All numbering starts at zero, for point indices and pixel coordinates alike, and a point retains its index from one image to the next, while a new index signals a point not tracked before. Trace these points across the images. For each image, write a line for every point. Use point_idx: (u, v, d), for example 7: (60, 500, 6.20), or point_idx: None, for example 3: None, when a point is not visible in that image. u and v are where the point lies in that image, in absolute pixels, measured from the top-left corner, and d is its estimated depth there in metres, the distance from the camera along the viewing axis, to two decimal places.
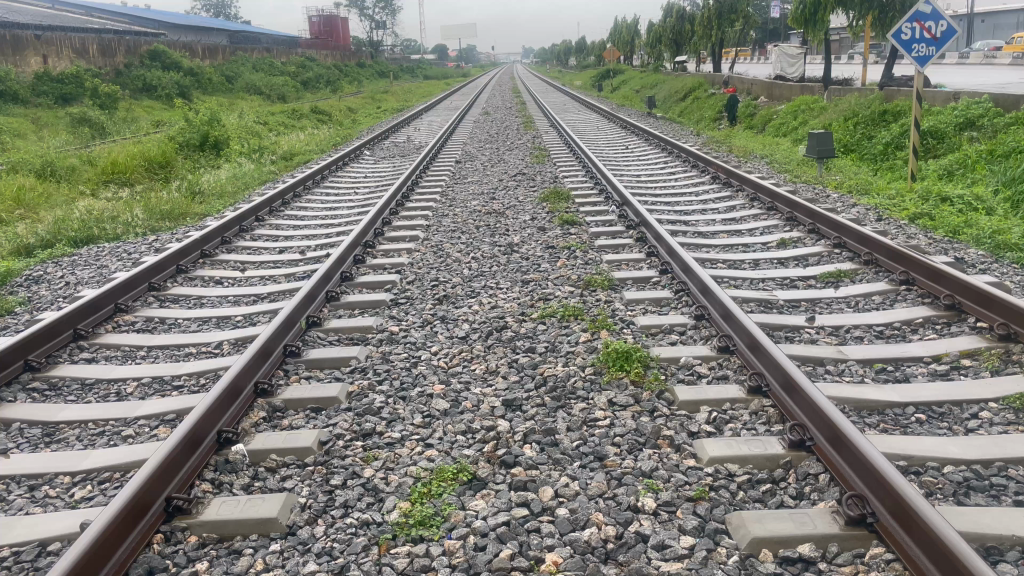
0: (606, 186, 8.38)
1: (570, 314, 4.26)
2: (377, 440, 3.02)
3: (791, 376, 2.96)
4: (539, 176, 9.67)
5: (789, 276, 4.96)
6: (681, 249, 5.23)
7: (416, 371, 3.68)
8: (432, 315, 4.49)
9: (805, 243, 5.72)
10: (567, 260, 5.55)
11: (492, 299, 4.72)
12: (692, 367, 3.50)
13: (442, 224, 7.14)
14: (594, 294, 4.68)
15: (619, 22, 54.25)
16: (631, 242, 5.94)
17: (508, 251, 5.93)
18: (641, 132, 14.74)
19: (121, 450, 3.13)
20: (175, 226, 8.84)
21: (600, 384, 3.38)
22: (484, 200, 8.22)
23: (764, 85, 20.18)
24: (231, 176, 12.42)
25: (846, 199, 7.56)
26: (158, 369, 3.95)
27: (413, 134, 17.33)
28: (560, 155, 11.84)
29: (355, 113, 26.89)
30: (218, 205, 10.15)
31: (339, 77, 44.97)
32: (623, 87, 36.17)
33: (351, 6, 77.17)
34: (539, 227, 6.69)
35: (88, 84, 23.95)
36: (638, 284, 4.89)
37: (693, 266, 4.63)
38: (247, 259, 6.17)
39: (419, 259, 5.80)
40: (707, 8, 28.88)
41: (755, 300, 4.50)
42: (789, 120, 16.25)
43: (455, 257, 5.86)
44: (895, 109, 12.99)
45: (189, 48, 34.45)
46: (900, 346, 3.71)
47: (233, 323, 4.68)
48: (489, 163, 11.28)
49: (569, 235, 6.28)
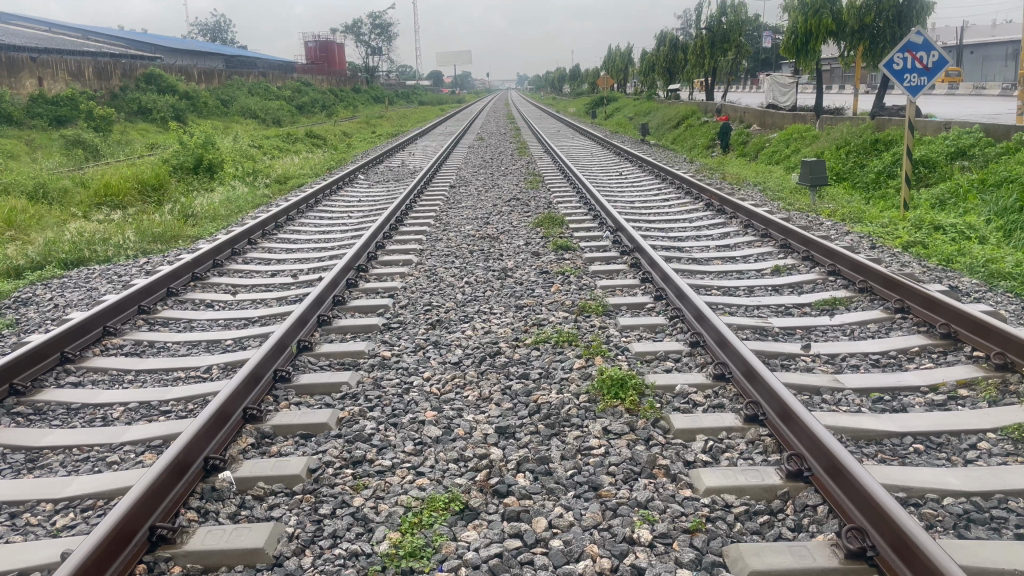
0: (600, 212, 8.39)
1: (565, 340, 4.22)
2: (367, 468, 2.96)
3: (789, 406, 2.93)
4: (533, 202, 9.67)
5: (784, 304, 4.94)
6: (675, 275, 5.21)
7: (408, 398, 3.62)
8: (425, 340, 4.45)
9: (799, 271, 5.71)
10: (562, 285, 5.52)
11: (485, 324, 4.68)
12: (687, 395, 3.46)
13: (436, 248, 7.12)
14: (587, 319, 4.65)
15: (613, 51, 54.83)
16: (625, 268, 5.92)
17: (502, 276, 5.90)
18: (635, 159, 14.81)
19: (105, 476, 3.06)
20: (166, 249, 8.81)
21: (595, 412, 3.33)
22: (478, 225, 8.21)
23: (757, 113, 20.34)
24: (224, 199, 12.41)
25: (839, 227, 7.58)
26: (145, 394, 3.89)
27: (408, 158, 17.37)
28: (554, 181, 11.87)
29: (349, 138, 27.00)
30: (210, 228, 10.13)
31: (334, 102, 45.22)
32: (617, 114, 36.47)
33: (348, 33, 77.88)
34: (533, 252, 6.67)
35: (84, 107, 24.01)
36: (632, 310, 4.87)
37: (687, 292, 4.62)
38: (239, 283, 6.12)
39: (412, 284, 5.77)
40: (699, 37, 29.20)
41: (750, 327, 4.47)
42: (782, 148, 16.35)
43: (449, 282, 5.83)
44: (886, 138, 13.10)
45: (185, 71, 34.64)
46: (897, 375, 3.68)
47: (223, 347, 4.63)
48: (483, 188, 11.29)
49: (563, 261, 6.26)
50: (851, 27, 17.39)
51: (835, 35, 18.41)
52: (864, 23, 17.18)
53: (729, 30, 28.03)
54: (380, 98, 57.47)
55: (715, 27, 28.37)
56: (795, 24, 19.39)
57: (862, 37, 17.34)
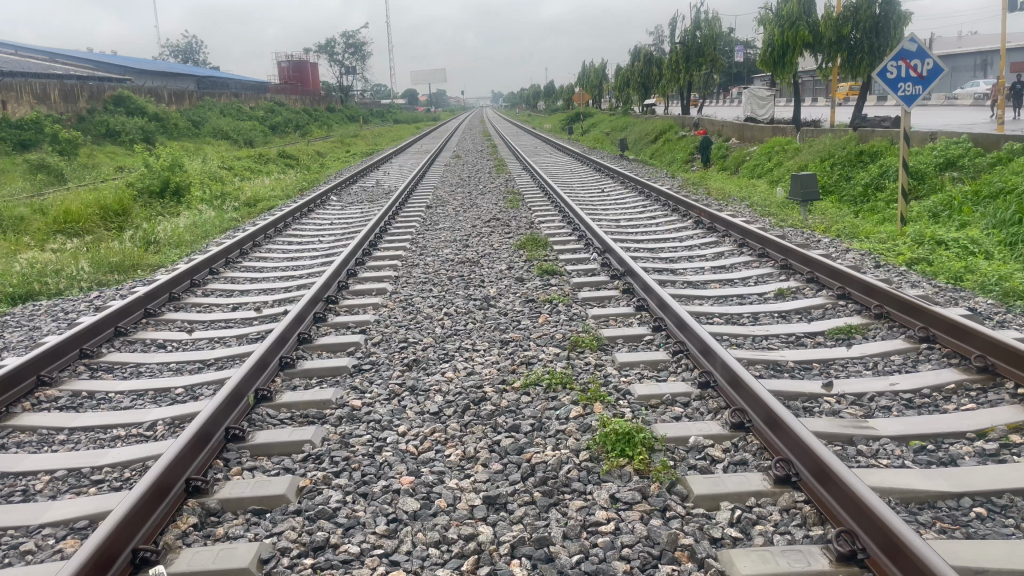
0: (585, 232, 7.96)
1: (558, 383, 3.74)
2: (330, 557, 2.47)
3: (828, 465, 2.50)
4: (514, 222, 9.22)
5: (795, 332, 4.51)
6: (674, 302, 4.76)
7: (381, 459, 3.12)
8: (400, 385, 3.95)
9: (805, 294, 5.30)
10: (550, 315, 5.05)
11: (467, 363, 4.19)
12: (703, 450, 3.00)
13: (412, 275, 6.64)
14: (580, 355, 4.18)
15: (588, 67, 54.88)
16: (617, 294, 5.48)
17: (484, 306, 5.42)
18: (616, 175, 14.44)
19: (12, 572, 2.53)
20: (124, 279, 8.23)
21: (599, 474, 2.86)
22: (457, 248, 7.73)
23: (736, 127, 20.12)
24: (190, 224, 11.84)
25: (837, 244, 7.20)
26: (76, 460, 3.37)
27: (383, 178, 16.87)
28: (534, 199, 11.43)
29: (324, 157, 26.47)
30: (173, 256, 9.56)
31: (308, 122, 44.64)
32: (594, 130, 36.28)
33: (321, 52, 77.43)
34: (517, 277, 6.21)
35: (48, 130, 23.28)
36: (629, 343, 4.41)
37: (690, 321, 4.19)
38: (196, 318, 5.60)
39: (387, 316, 5.28)
40: (674, 52, 29.05)
41: (762, 361, 4.03)
42: (763, 162, 16.05)
43: (426, 313, 5.34)
44: (871, 149, 12.85)
45: (154, 93, 33.82)
46: (937, 419, 3.26)
47: (172, 398, 4.10)
48: (461, 208, 10.85)
49: (549, 287, 5.80)
50: (829, 38, 17.21)
51: (812, 47, 18.26)
52: (842, 34, 17.01)
53: (704, 44, 27.91)
54: (354, 117, 57.04)
55: (689, 41, 28.23)
56: (771, 36, 19.20)
57: (840, 48, 17.16)
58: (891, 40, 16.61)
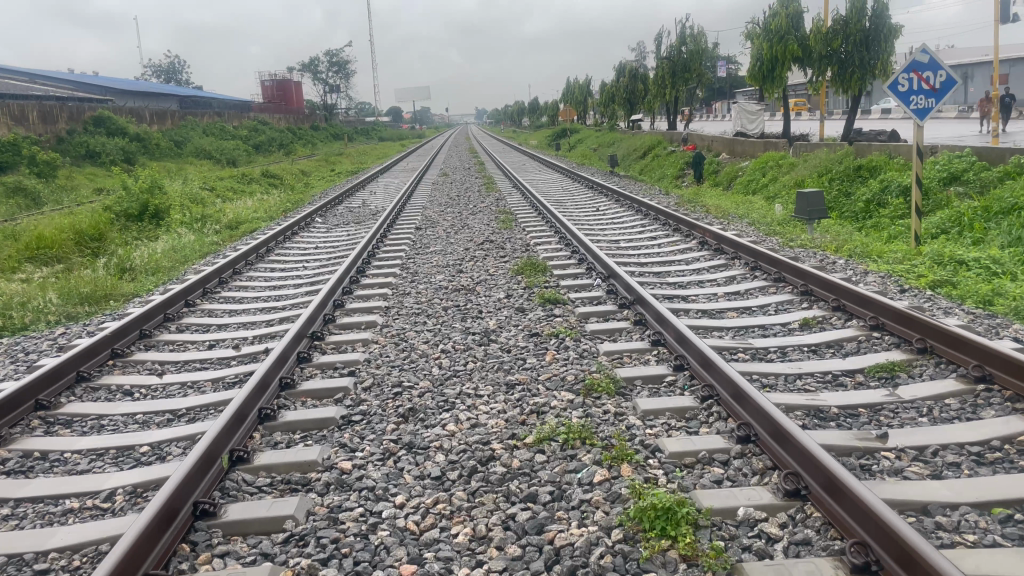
0: (585, 255, 7.52)
1: (576, 437, 3.29)
2: None
3: (911, 547, 2.11)
4: (508, 244, 8.78)
5: (831, 371, 4.08)
6: (694, 336, 4.32)
7: (377, 540, 2.66)
8: (395, 440, 3.47)
9: (832, 324, 4.88)
10: (557, 352, 4.59)
11: (470, 412, 3.72)
12: (758, 527, 2.57)
13: (404, 305, 6.18)
14: (597, 402, 3.72)
15: (573, 83, 54.82)
16: (628, 325, 5.04)
17: (484, 340, 4.96)
18: (609, 192, 14.06)
19: None
20: (95, 311, 7.72)
21: (638, 560, 2.42)
22: (450, 274, 7.28)
23: (726, 141, 19.85)
24: (168, 249, 11.33)
25: (853, 265, 6.80)
26: (19, 544, 2.90)
27: (369, 197, 16.43)
28: (527, 219, 10.99)
29: (308, 176, 25.98)
30: (149, 284, 9.06)
31: (291, 141, 44.07)
32: (581, 146, 36.05)
33: (305, 70, 76.98)
34: (517, 307, 5.75)
35: (25, 152, 22.67)
36: (649, 384, 3.96)
37: (717, 360, 3.77)
38: (169, 359, 5.10)
39: (378, 355, 4.81)
40: (660, 67, 28.81)
41: (802, 407, 3.60)
42: (758, 177, 15.71)
43: (421, 350, 4.88)
44: (870, 164, 12.55)
45: (135, 113, 33.14)
46: (1017, 479, 2.83)
47: (136, 458, 3.61)
48: (451, 230, 10.41)
49: (553, 318, 5.35)
50: (819, 52, 16.93)
51: (802, 60, 18.00)
52: (832, 48, 16.73)
53: (691, 59, 27.71)
54: (338, 135, 56.64)
55: (676, 56, 28.00)
56: (760, 50, 18.95)
57: (831, 62, 16.88)
58: (882, 53, 16.34)
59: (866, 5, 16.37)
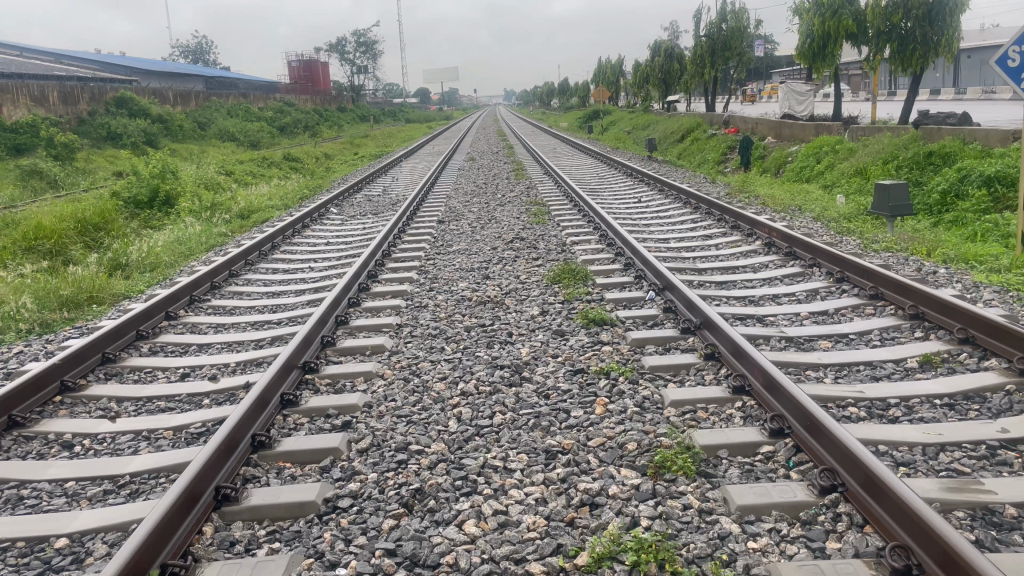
0: (632, 258, 6.49)
1: (650, 557, 2.31)
2: None
3: None
4: (542, 243, 7.76)
5: (986, 441, 3.05)
6: (795, 385, 3.29)
7: None
8: (393, 548, 2.50)
9: (965, 363, 3.81)
10: (611, 398, 3.59)
11: (498, 500, 2.73)
12: None
13: (420, 321, 5.21)
14: (672, 490, 2.71)
15: (604, 64, 53.26)
16: (696, 359, 4.02)
17: (517, 377, 3.97)
18: (649, 179, 12.94)
19: None
20: (76, 316, 6.92)
21: None
22: (475, 281, 6.29)
23: (772, 125, 18.58)
24: (173, 241, 10.48)
25: (958, 276, 5.67)
26: None
27: (391, 185, 15.43)
28: (562, 212, 9.91)
29: (331, 160, 25.07)
30: (144, 281, 8.23)
31: (317, 123, 43.19)
32: (614, 128, 34.78)
33: (333, 51, 76.06)
34: (555, 330, 4.74)
35: (44, 134, 21.92)
36: (741, 460, 2.95)
37: (835, 427, 2.77)
38: (132, 395, 4.18)
39: (384, 396, 3.84)
40: (698, 46, 27.38)
41: (962, 506, 2.59)
42: (810, 164, 14.47)
43: (438, 387, 3.90)
44: (942, 150, 11.32)
45: (159, 94, 32.34)
46: None
47: (45, 560, 2.68)
48: (477, 224, 9.41)
49: (600, 347, 4.35)
50: (876, 28, 15.36)
51: (857, 37, 16.58)
52: (891, 23, 15.13)
53: (730, 38, 26.26)
54: (364, 117, 55.74)
55: (715, 35, 26.55)
56: (810, 26, 17.59)
57: (889, 39, 15.34)
58: (947, 28, 14.64)
59: None
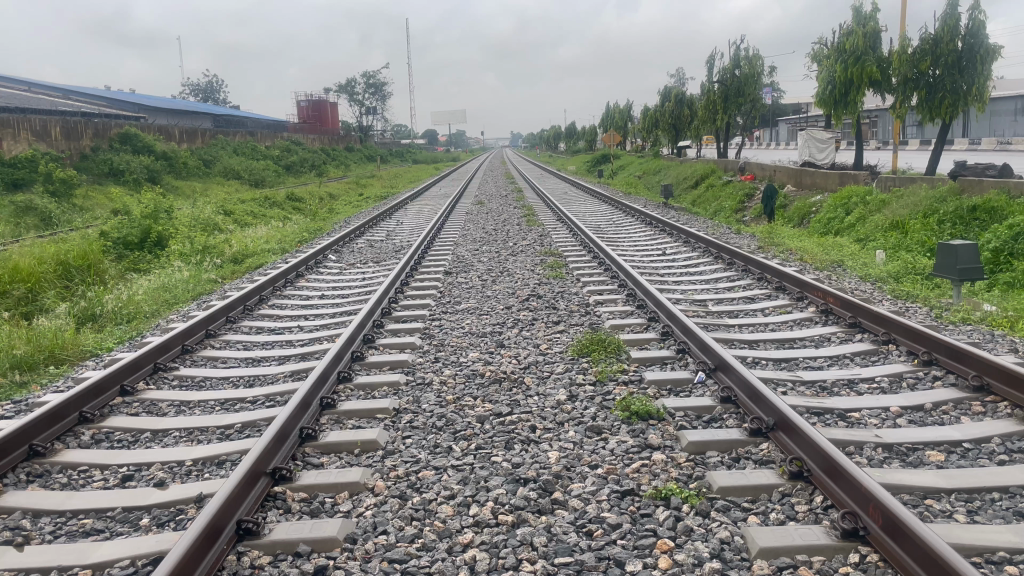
0: (668, 324, 5.59)
1: None
2: None
3: None
4: (561, 302, 6.89)
5: None
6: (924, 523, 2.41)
7: None
8: None
9: None
10: (678, 542, 2.68)
11: None
12: None
13: (422, 407, 4.28)
14: None
15: (613, 109, 52.88)
16: (779, 476, 3.09)
17: (547, 498, 3.06)
18: (669, 229, 12.11)
19: None
20: (25, 378, 5.99)
21: None
22: (487, 352, 5.37)
23: (792, 172, 17.79)
24: (155, 287, 9.59)
25: None
26: None
27: (395, 229, 14.59)
28: (580, 265, 9.04)
29: (334, 201, 24.28)
30: (115, 336, 7.31)
31: (323, 163, 42.52)
32: (624, 173, 34.05)
33: (342, 91, 76.07)
34: (591, 426, 3.83)
35: (42, 169, 21.11)
36: None
37: None
38: (57, 510, 3.26)
39: (377, 525, 2.92)
40: (710, 92, 26.70)
41: None
42: (839, 215, 13.57)
43: (444, 512, 2.99)
44: (989, 205, 10.48)
45: (164, 130, 31.61)
46: None
47: None
48: (488, 277, 8.56)
49: (650, 455, 3.44)
50: (902, 75, 14.36)
51: (881, 84, 15.78)
52: (918, 70, 14.15)
53: (744, 83, 25.59)
54: (371, 158, 55.17)
55: (728, 80, 25.85)
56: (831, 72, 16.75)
57: (916, 86, 14.28)
58: (977, 78, 13.60)
59: (962, 20, 13.67)
